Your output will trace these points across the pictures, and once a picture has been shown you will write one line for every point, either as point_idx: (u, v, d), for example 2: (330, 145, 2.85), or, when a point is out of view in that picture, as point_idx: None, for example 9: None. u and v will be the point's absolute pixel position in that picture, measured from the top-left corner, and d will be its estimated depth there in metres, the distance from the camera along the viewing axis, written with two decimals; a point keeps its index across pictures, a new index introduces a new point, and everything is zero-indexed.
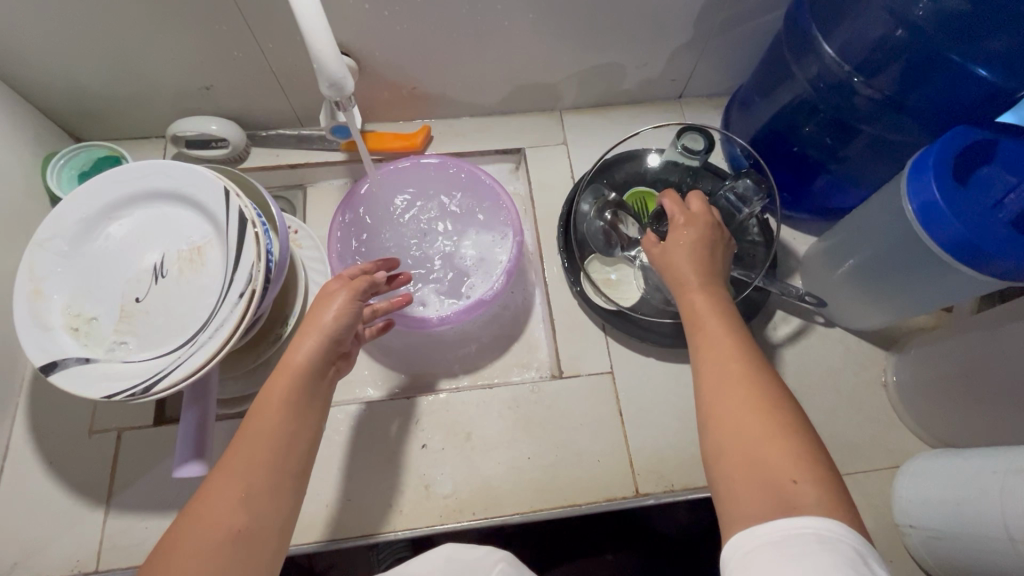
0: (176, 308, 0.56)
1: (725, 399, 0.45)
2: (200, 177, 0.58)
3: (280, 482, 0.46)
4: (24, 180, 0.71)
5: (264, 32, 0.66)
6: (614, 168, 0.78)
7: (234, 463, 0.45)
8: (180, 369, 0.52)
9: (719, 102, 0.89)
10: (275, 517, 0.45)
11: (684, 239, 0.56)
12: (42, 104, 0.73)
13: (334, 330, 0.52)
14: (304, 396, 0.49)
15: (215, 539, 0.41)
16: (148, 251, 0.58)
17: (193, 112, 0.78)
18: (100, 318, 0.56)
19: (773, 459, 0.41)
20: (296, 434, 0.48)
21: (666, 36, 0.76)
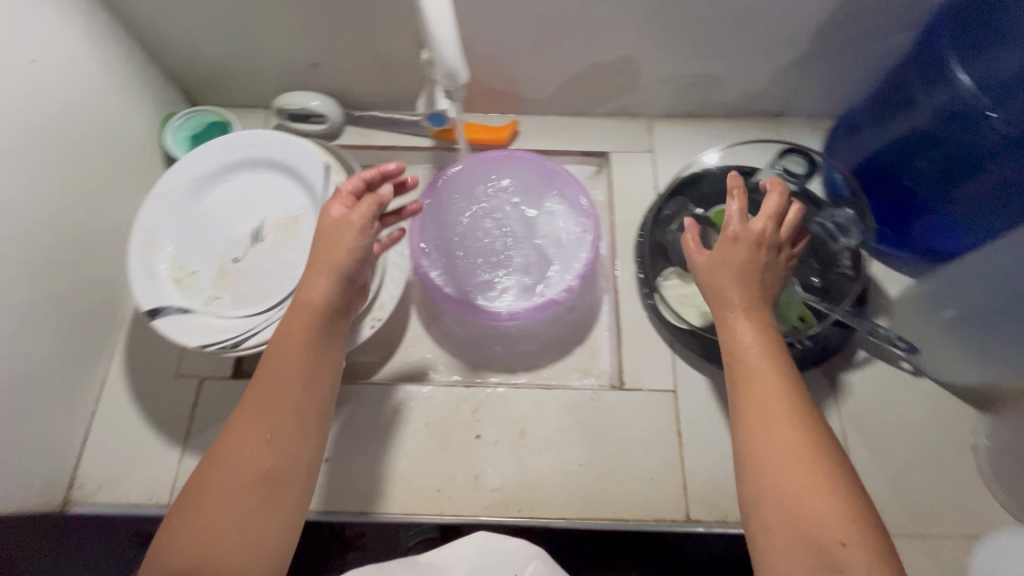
0: (269, 272, 0.60)
1: (765, 439, 0.43)
2: (302, 151, 0.61)
3: (304, 422, 0.47)
4: (144, 135, 0.76)
5: (375, 14, 0.69)
6: (703, 181, 0.75)
7: (253, 414, 0.46)
8: (269, 329, 0.56)
9: (823, 124, 0.84)
10: (304, 454, 0.47)
11: (736, 257, 0.50)
12: (167, 66, 0.79)
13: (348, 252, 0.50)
14: (321, 334, 0.50)
15: (248, 479, 0.44)
16: (251, 217, 0.62)
17: (298, 86, 0.82)
18: (201, 273, 0.60)
19: (821, 517, 0.39)
20: (315, 374, 0.49)
21: (776, 49, 0.73)
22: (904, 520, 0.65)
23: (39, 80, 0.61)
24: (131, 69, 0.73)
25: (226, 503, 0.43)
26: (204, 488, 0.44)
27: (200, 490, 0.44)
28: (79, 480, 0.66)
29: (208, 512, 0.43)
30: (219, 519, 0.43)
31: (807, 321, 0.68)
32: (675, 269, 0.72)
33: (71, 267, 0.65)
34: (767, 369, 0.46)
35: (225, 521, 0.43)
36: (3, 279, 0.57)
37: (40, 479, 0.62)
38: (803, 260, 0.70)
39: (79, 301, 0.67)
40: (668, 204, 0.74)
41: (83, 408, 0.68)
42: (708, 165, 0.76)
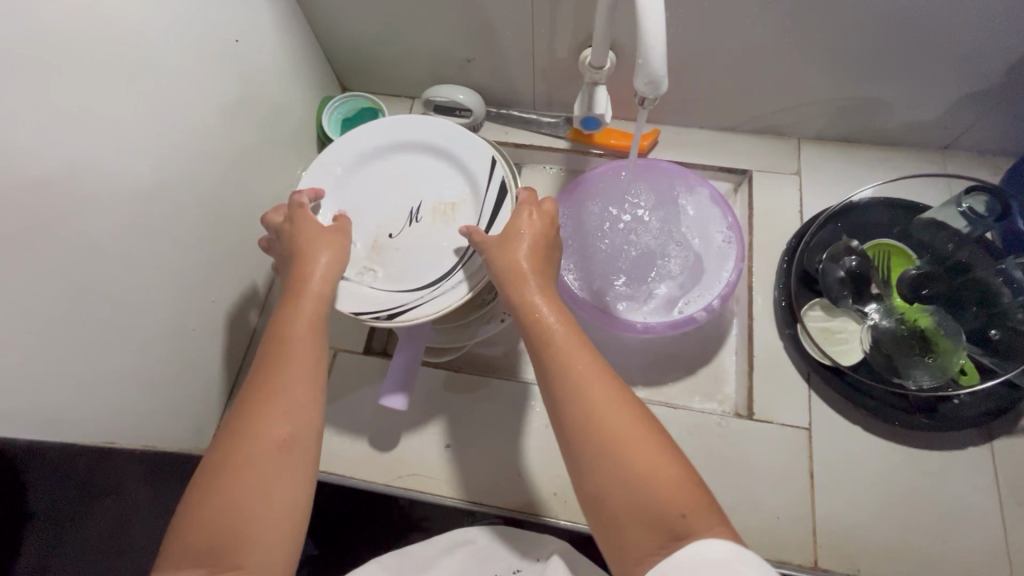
0: (422, 252, 0.61)
1: (607, 421, 0.41)
2: (470, 143, 0.63)
3: (311, 392, 0.45)
4: (305, 116, 0.82)
5: (540, 14, 0.69)
6: (859, 212, 0.71)
7: (293, 389, 0.44)
8: (422, 309, 0.57)
9: (997, 161, 0.77)
10: (318, 425, 0.44)
11: (526, 227, 0.52)
12: (331, 54, 0.84)
13: (337, 252, 0.54)
14: (318, 319, 0.49)
15: (262, 453, 0.41)
16: (408, 196, 0.63)
17: (445, 80, 0.85)
18: (357, 243, 0.62)
19: (663, 491, 0.38)
20: (323, 350, 0.48)
21: (959, 80, 0.68)
22: None
23: (234, 59, 0.66)
24: (301, 54, 0.79)
25: (244, 480, 0.40)
26: (219, 466, 0.41)
27: (213, 474, 0.40)
28: None
29: (228, 491, 0.40)
30: (244, 500, 0.40)
31: (968, 374, 0.63)
32: (822, 301, 0.68)
33: (236, 233, 0.71)
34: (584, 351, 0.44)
35: (246, 501, 0.40)
36: (187, 238, 0.63)
37: (193, 423, 0.68)
38: (972, 309, 0.64)
39: (238, 265, 0.72)
40: (819, 232, 0.70)
41: (232, 363, 0.74)
42: (868, 196, 0.71)
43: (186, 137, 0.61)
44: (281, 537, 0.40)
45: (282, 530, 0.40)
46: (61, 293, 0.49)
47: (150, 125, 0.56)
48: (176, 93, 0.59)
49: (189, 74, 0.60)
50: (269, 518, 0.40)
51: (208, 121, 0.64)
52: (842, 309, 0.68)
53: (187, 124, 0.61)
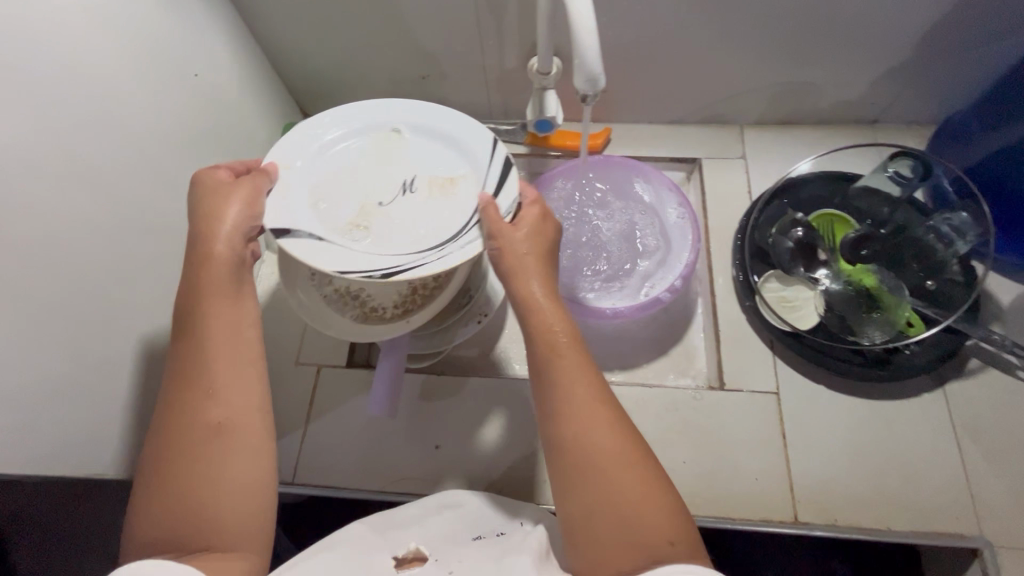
0: (416, 222, 0.53)
1: (599, 443, 0.41)
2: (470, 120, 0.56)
3: (238, 370, 0.45)
4: (269, 142, 0.84)
5: (487, 27, 0.73)
6: (800, 187, 0.76)
7: (219, 371, 0.44)
8: (424, 270, 0.50)
9: (922, 129, 0.83)
10: (250, 398, 0.45)
11: (536, 238, 0.50)
12: (290, 81, 0.87)
13: (250, 204, 0.50)
14: (230, 284, 0.47)
15: (196, 438, 0.42)
16: (402, 167, 0.56)
17: (404, 98, 0.88)
18: (343, 209, 0.53)
19: (649, 518, 0.40)
20: (241, 323, 0.47)
21: (877, 57, 0.74)
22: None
23: (197, 92, 0.69)
24: (260, 83, 0.81)
25: (193, 465, 0.41)
26: (166, 458, 0.42)
27: (160, 464, 0.42)
28: None
29: (178, 478, 0.41)
30: (201, 483, 0.41)
31: (915, 326, 0.68)
32: (775, 271, 0.73)
33: None
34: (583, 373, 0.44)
35: (201, 482, 0.41)
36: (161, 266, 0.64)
37: None
38: (909, 267, 0.70)
39: None
40: (765, 209, 0.75)
41: None
42: (806, 171, 0.77)
43: (154, 169, 0.63)
44: (247, 509, 0.42)
45: (245, 502, 0.42)
46: (43, 327, 0.50)
47: (119, 161, 0.58)
48: (141, 128, 0.61)
49: (154, 110, 0.62)
50: (223, 496, 0.41)
51: (175, 153, 0.66)
52: (795, 278, 0.72)
53: (154, 157, 0.63)
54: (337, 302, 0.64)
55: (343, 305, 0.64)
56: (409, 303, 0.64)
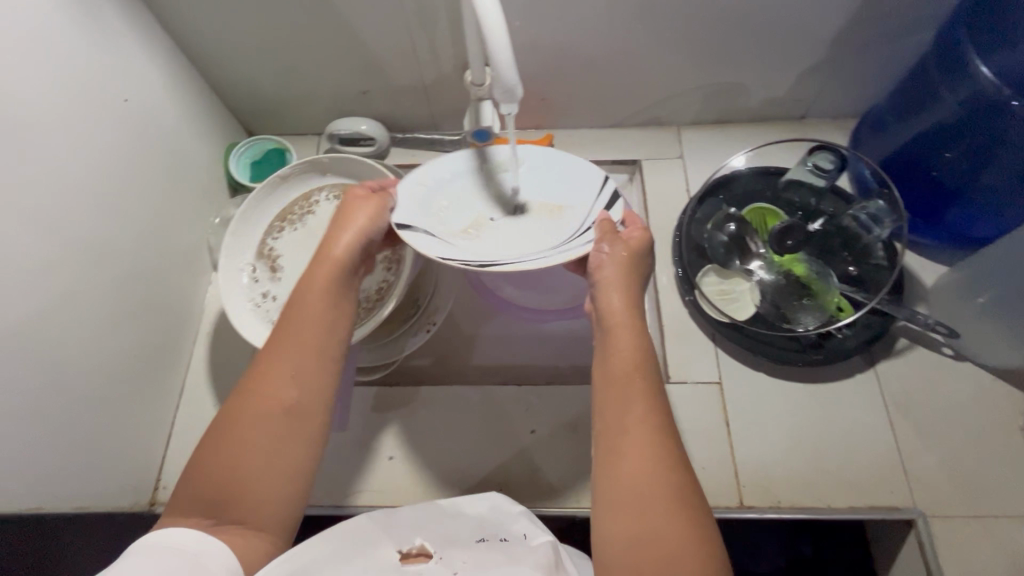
0: (520, 236, 0.65)
1: (641, 454, 0.44)
2: (583, 163, 0.67)
3: (317, 365, 0.50)
4: (212, 163, 0.83)
5: (421, 42, 0.75)
6: (733, 183, 0.79)
7: (299, 357, 0.49)
8: (522, 267, 0.59)
9: (847, 123, 0.87)
10: (321, 396, 0.49)
11: (617, 264, 0.55)
12: (231, 102, 0.87)
13: (374, 216, 0.58)
14: (337, 287, 0.54)
15: (265, 415, 0.46)
16: (515, 192, 0.68)
17: (347, 114, 0.89)
18: (462, 219, 0.66)
19: (678, 538, 0.40)
20: (338, 322, 0.53)
21: (796, 57, 0.77)
22: (956, 501, 0.65)
23: (131, 118, 0.68)
24: (200, 105, 0.81)
25: (251, 439, 0.45)
26: (229, 420, 0.46)
27: (223, 425, 0.46)
28: (164, 482, 0.71)
29: (235, 441, 0.45)
30: (245, 457, 0.45)
31: (845, 311, 0.70)
32: (713, 266, 0.75)
33: (152, 285, 0.72)
34: (642, 395, 0.47)
35: (244, 455, 0.45)
36: (97, 292, 0.63)
37: (131, 479, 0.68)
38: (837, 254, 0.73)
39: (158, 316, 0.73)
40: (701, 206, 0.77)
41: (166, 415, 0.74)
42: (738, 168, 0.80)
43: (86, 195, 0.62)
44: (275, 500, 0.45)
45: (275, 494, 0.45)
46: None
47: (48, 191, 0.58)
48: (72, 156, 0.60)
49: (85, 138, 0.62)
50: (264, 479, 0.45)
51: (109, 179, 0.65)
52: (732, 271, 0.75)
53: (87, 185, 0.62)
54: None
55: None
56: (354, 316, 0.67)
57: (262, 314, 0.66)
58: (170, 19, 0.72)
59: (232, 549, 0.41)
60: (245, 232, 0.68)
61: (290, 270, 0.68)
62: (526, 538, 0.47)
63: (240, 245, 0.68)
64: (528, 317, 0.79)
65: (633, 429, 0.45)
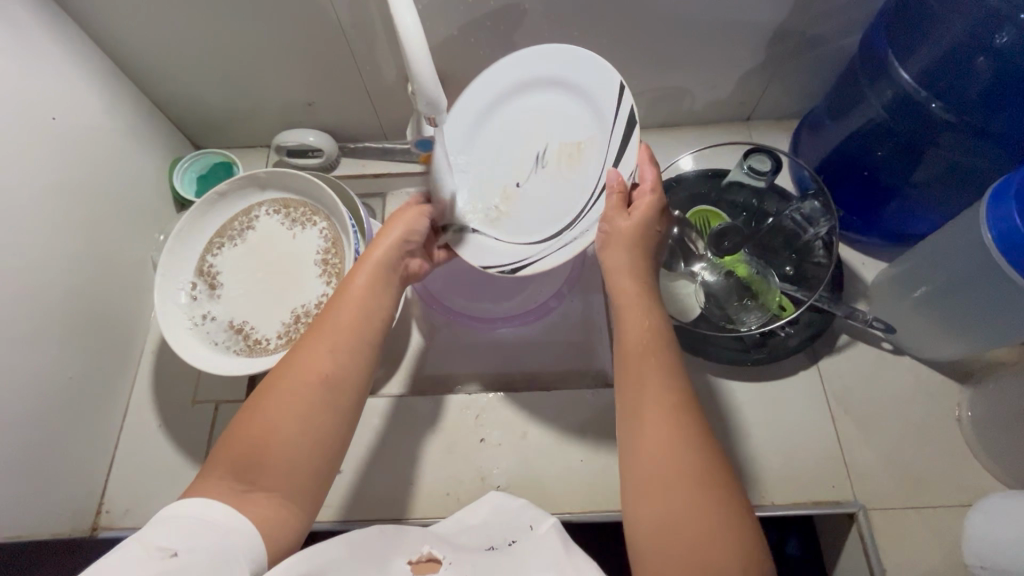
0: (547, 198, 0.66)
1: (669, 437, 0.44)
2: (597, 74, 0.63)
3: (350, 359, 0.51)
4: (156, 178, 0.82)
5: (362, 53, 0.74)
6: (678, 185, 0.80)
7: (331, 346, 0.50)
8: (546, 258, 0.61)
9: (790, 124, 0.89)
10: (354, 386, 0.50)
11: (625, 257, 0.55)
12: (175, 116, 0.86)
13: (409, 222, 0.61)
14: (376, 284, 0.56)
15: (302, 392, 0.47)
16: (536, 141, 0.68)
17: (295, 126, 0.88)
18: (490, 194, 0.69)
19: (702, 522, 0.41)
20: (370, 315, 0.54)
21: (735, 62, 0.79)
22: (895, 493, 0.66)
23: (60, 137, 0.67)
24: (141, 121, 0.80)
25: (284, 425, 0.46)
26: (263, 402, 0.47)
27: (257, 401, 0.47)
28: (106, 506, 0.70)
29: (267, 426, 0.46)
30: (277, 442, 0.45)
31: (787, 309, 0.71)
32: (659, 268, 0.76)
33: (92, 306, 0.70)
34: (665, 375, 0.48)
35: (278, 442, 0.45)
36: (30, 316, 0.62)
37: (72, 504, 0.66)
38: (777, 252, 0.75)
39: (100, 337, 0.71)
40: None
41: (109, 437, 0.72)
42: (683, 171, 0.81)
43: (13, 217, 0.61)
44: (301, 476, 0.46)
45: (300, 475, 0.45)
46: None
47: None
48: None
49: (6, 159, 0.61)
50: (292, 458, 0.45)
51: (38, 199, 0.64)
52: (678, 273, 0.75)
53: (14, 207, 0.61)
54: (224, 339, 0.66)
55: (229, 340, 0.66)
56: (293, 331, 0.65)
57: (202, 334, 0.65)
58: (100, 35, 0.71)
59: (256, 525, 0.42)
60: (185, 251, 0.68)
61: (231, 288, 0.68)
62: (533, 528, 0.50)
63: (180, 264, 0.68)
64: (479, 325, 0.79)
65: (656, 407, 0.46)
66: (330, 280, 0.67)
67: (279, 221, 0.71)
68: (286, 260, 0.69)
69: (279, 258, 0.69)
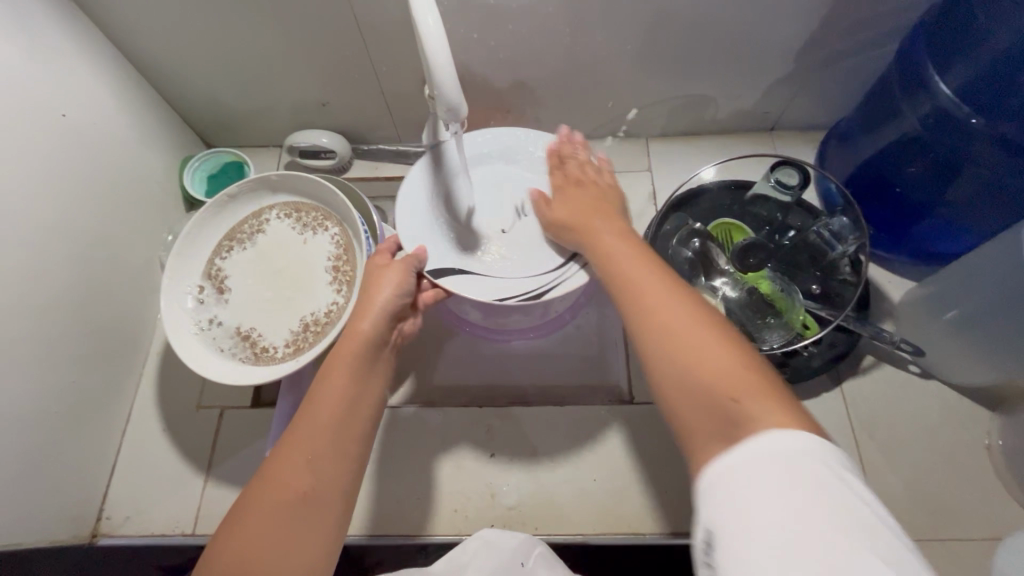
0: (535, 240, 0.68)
1: (673, 315, 0.44)
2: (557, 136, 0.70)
3: (339, 449, 0.48)
4: (166, 176, 0.81)
5: (378, 55, 0.73)
6: (700, 196, 0.78)
7: (316, 436, 0.48)
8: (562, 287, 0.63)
9: (815, 135, 0.87)
10: (340, 484, 0.47)
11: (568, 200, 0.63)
12: (186, 114, 0.84)
13: (399, 279, 0.59)
14: (364, 364, 0.54)
15: (283, 506, 0.44)
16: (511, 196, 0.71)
17: (308, 126, 0.87)
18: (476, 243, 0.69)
19: (719, 372, 0.40)
20: (357, 400, 0.52)
21: (762, 72, 0.76)
22: (921, 525, 0.64)
23: (70, 134, 0.66)
24: (152, 118, 0.79)
25: (267, 535, 0.43)
26: (243, 512, 0.44)
27: (242, 509, 0.44)
28: (107, 513, 0.69)
29: (248, 538, 0.42)
30: (258, 557, 0.42)
31: (811, 328, 0.68)
32: None
33: (97, 308, 0.69)
34: (654, 281, 0.48)
35: (262, 557, 0.42)
36: (37, 317, 0.61)
37: (72, 510, 0.65)
38: (802, 269, 0.72)
39: (105, 338, 0.70)
40: (667, 219, 0.76)
41: (111, 442, 0.71)
42: (706, 180, 0.78)
43: (21, 216, 0.59)
44: None
45: None
46: None
47: None
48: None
49: (15, 157, 0.59)
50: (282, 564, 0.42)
51: (46, 198, 0.62)
52: (698, 288, 0.73)
53: (21, 206, 0.59)
54: (230, 346, 0.64)
55: (234, 347, 0.64)
56: (301, 340, 0.64)
57: (207, 339, 0.64)
58: (112, 30, 0.69)
59: None
60: (191, 253, 0.67)
61: (239, 293, 0.66)
62: (524, 565, 0.52)
63: (187, 267, 0.67)
64: (492, 337, 0.77)
65: (657, 307, 0.45)
66: (341, 288, 0.65)
67: (290, 225, 0.69)
68: (295, 266, 0.67)
69: (288, 263, 0.68)
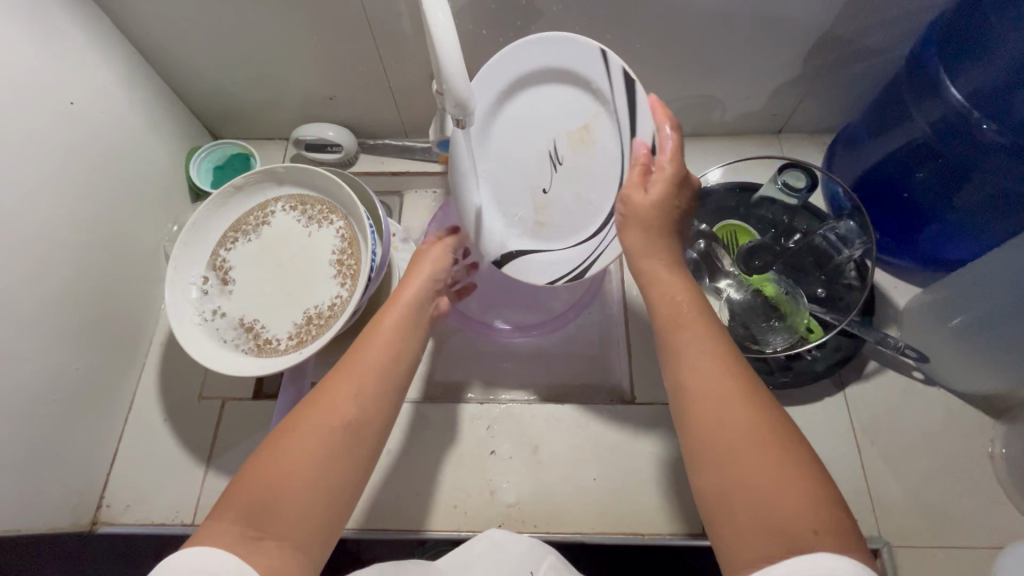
0: (579, 195, 0.61)
1: (723, 409, 0.41)
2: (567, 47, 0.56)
3: (381, 391, 0.49)
4: (173, 166, 0.81)
5: (387, 50, 0.73)
6: (706, 197, 0.77)
7: (359, 372, 0.49)
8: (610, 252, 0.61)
9: (822, 139, 0.86)
10: (378, 422, 0.48)
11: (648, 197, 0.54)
12: (194, 105, 0.84)
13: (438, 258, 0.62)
14: (409, 324, 0.56)
15: (327, 432, 0.45)
16: (540, 141, 0.60)
17: (315, 119, 0.86)
18: (523, 214, 0.62)
19: (789, 502, 0.36)
20: (400, 351, 0.53)
21: (771, 75, 0.76)
22: (921, 531, 0.63)
23: (80, 123, 0.66)
24: (161, 108, 0.79)
25: (305, 456, 0.43)
26: (283, 434, 0.44)
27: (283, 431, 0.44)
28: (107, 500, 0.69)
29: (284, 459, 0.42)
30: (289, 483, 0.41)
31: (815, 332, 0.68)
32: None
33: (102, 296, 0.69)
34: (713, 363, 0.44)
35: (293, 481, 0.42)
36: (42, 304, 0.61)
37: (74, 497, 0.65)
38: (807, 273, 0.72)
39: (109, 326, 0.70)
40: None
41: (113, 430, 0.71)
42: (712, 182, 0.78)
43: (29, 203, 0.59)
44: (316, 519, 0.42)
45: (311, 515, 0.41)
46: None
47: None
48: (8, 164, 0.57)
49: (26, 143, 0.59)
50: (313, 491, 0.42)
51: (54, 185, 0.62)
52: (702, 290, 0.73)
53: (30, 192, 0.60)
54: (233, 337, 0.64)
55: (238, 338, 0.64)
56: (304, 333, 0.63)
57: (211, 330, 0.64)
58: (123, 19, 0.70)
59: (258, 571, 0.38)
60: (197, 243, 0.67)
61: (243, 284, 0.67)
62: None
63: (193, 257, 0.67)
64: (494, 334, 0.77)
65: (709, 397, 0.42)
66: (345, 281, 0.65)
67: (295, 218, 0.69)
68: (299, 259, 0.67)
69: (292, 255, 0.68)
